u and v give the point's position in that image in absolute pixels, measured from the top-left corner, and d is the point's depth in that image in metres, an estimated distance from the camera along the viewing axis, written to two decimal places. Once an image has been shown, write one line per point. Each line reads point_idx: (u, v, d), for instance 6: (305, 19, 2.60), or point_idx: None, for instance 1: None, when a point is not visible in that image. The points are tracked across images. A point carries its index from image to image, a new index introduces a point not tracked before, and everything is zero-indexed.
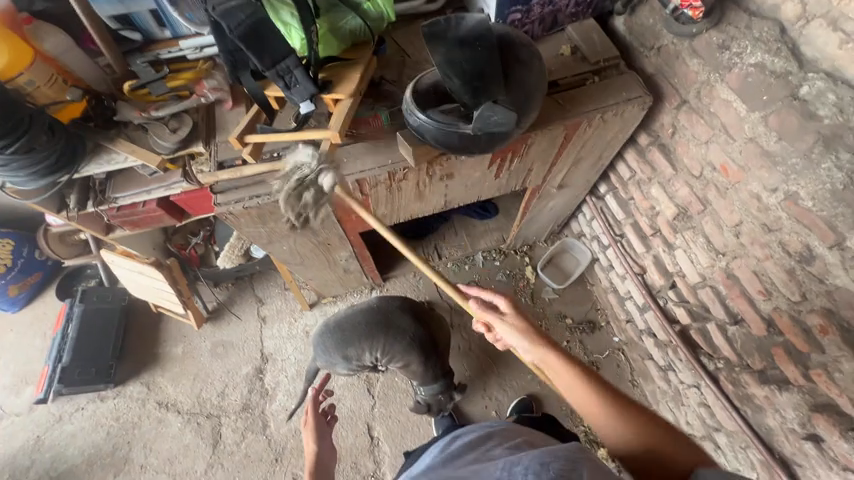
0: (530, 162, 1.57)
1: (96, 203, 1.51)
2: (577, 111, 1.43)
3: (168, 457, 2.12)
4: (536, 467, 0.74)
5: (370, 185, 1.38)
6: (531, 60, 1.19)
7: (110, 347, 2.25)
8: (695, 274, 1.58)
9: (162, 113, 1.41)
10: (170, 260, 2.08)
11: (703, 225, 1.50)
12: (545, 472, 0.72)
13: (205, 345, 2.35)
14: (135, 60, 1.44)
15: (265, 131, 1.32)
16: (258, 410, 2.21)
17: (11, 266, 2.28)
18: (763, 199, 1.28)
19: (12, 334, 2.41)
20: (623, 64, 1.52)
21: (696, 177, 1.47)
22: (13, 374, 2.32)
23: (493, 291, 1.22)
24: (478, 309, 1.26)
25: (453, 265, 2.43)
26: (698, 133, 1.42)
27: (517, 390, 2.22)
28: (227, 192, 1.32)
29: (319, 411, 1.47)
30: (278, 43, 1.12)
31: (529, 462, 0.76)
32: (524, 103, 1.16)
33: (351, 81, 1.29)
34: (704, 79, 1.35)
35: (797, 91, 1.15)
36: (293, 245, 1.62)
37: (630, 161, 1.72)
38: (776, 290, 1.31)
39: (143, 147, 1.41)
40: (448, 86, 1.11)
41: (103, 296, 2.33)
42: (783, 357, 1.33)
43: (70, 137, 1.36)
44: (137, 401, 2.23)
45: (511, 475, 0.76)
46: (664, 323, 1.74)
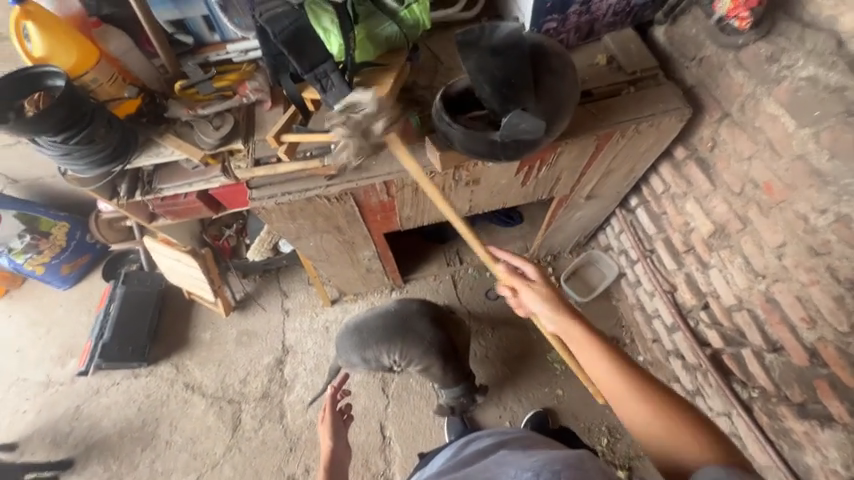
0: (557, 172, 1.55)
1: (143, 192, 1.63)
2: (611, 121, 1.40)
3: (191, 436, 2.22)
4: (545, 473, 0.75)
5: (397, 187, 1.41)
6: (564, 69, 1.17)
7: (146, 328, 2.40)
8: (730, 296, 1.51)
9: (207, 111, 1.49)
10: (205, 250, 2.19)
11: (741, 244, 1.42)
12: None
13: (231, 332, 2.46)
14: (187, 63, 1.56)
15: (300, 130, 1.37)
16: (277, 399, 2.28)
17: (64, 247, 2.50)
18: (811, 220, 1.19)
19: (60, 309, 2.62)
20: (662, 74, 1.48)
21: (736, 193, 1.40)
22: (60, 347, 2.51)
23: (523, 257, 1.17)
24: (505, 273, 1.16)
25: (474, 270, 2.53)
26: (740, 148, 1.35)
27: (532, 401, 2.18)
28: (261, 187, 1.38)
29: (336, 411, 1.49)
30: (317, 47, 1.17)
31: (540, 469, 0.76)
32: (555, 112, 1.13)
33: (384, 86, 1.32)
34: (749, 93, 1.28)
35: (853, 107, 1.06)
36: (320, 242, 1.68)
37: (664, 174, 1.68)
38: (821, 318, 1.21)
39: (188, 142, 1.50)
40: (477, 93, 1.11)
41: (142, 279, 2.48)
42: (826, 391, 1.24)
43: (126, 130, 1.47)
44: (166, 381, 2.36)
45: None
46: (694, 345, 1.66)
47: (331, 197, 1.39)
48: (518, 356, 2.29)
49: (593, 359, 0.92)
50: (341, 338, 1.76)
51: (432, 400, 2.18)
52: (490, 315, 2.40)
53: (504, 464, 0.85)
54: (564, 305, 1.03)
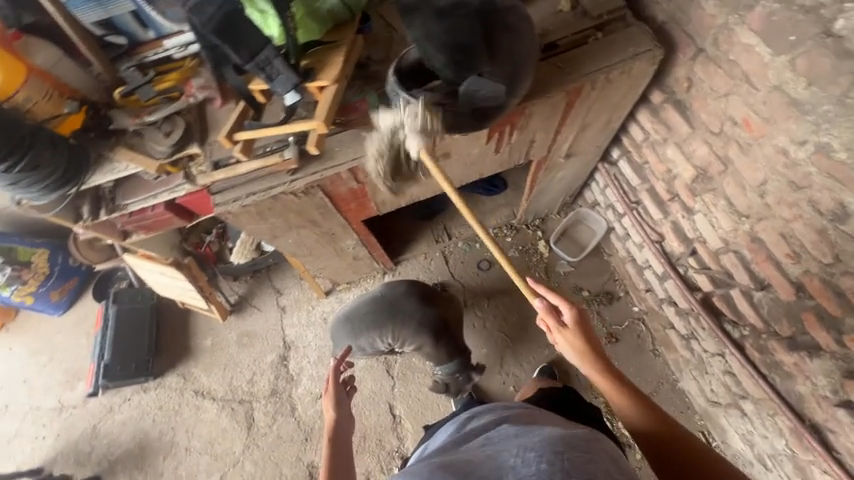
0: (531, 134, 1.49)
1: (108, 211, 1.57)
2: (580, 73, 1.32)
3: (208, 440, 2.28)
4: (547, 454, 0.79)
5: (365, 173, 1.36)
6: (518, 23, 1.05)
7: (145, 343, 2.40)
8: (716, 239, 1.50)
9: (154, 117, 1.39)
10: (188, 259, 2.14)
11: (724, 186, 1.39)
12: (559, 463, 0.76)
13: (232, 336, 2.48)
14: (123, 67, 1.44)
15: (253, 126, 1.26)
16: (286, 394, 2.33)
17: (49, 274, 2.46)
18: (791, 154, 1.11)
19: (59, 335, 2.62)
20: (630, 15, 1.38)
21: (716, 134, 1.34)
22: (66, 372, 2.53)
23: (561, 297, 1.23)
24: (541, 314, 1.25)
25: (464, 243, 2.52)
26: (717, 86, 1.27)
27: (533, 364, 2.23)
28: (224, 191, 1.32)
29: (339, 382, 1.51)
30: (252, 34, 1.09)
31: (543, 450, 0.80)
32: (514, 73, 1.05)
33: (334, 67, 1.23)
34: (721, 23, 1.18)
35: (830, 27, 0.97)
36: (298, 237, 1.64)
37: (643, 122, 1.63)
38: (806, 252, 1.18)
39: (141, 153, 1.40)
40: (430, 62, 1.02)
41: (133, 296, 2.46)
42: (814, 322, 1.24)
43: (74, 149, 1.39)
44: (176, 391, 2.39)
45: (523, 462, 0.78)
46: (685, 291, 1.68)
47: (297, 192, 1.33)
48: (516, 322, 2.32)
49: (616, 397, 1.13)
50: (336, 328, 1.78)
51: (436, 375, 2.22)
52: (485, 286, 2.41)
53: (506, 441, 0.87)
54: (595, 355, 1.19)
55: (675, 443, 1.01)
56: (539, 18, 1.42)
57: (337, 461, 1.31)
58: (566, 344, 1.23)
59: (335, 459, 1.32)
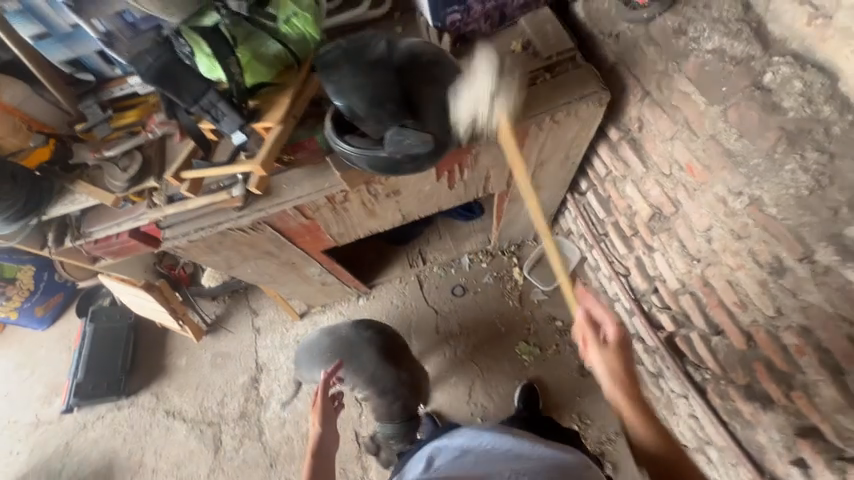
0: (486, 170, 1.49)
1: (73, 238, 1.60)
2: (525, 115, 1.32)
3: (176, 462, 2.28)
4: None
5: (313, 209, 1.37)
6: (450, 73, 1.07)
7: (120, 361, 2.42)
8: (674, 279, 1.46)
9: (112, 152, 1.43)
10: (160, 281, 2.18)
11: (677, 227, 1.35)
12: None
13: (206, 356, 2.49)
14: (88, 103, 1.49)
15: (200, 166, 1.29)
16: (254, 417, 2.32)
17: (34, 290, 2.50)
18: (729, 203, 1.07)
19: (43, 349, 2.65)
20: (581, 55, 1.38)
21: (667, 175, 1.32)
22: (44, 387, 2.55)
23: (610, 315, 1.12)
24: (582, 325, 1.14)
25: (439, 268, 2.49)
26: (663, 128, 1.25)
27: (503, 395, 2.18)
28: (174, 226, 1.34)
29: (328, 397, 1.46)
30: (193, 80, 1.14)
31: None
32: (440, 121, 1.06)
33: (279, 107, 1.27)
34: (662, 69, 1.18)
35: (759, 79, 0.96)
36: (257, 267, 1.65)
37: (604, 157, 1.62)
38: (751, 302, 1.14)
39: (100, 186, 1.45)
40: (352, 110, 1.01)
41: (111, 315, 2.49)
42: (763, 373, 1.18)
43: (37, 180, 1.43)
44: (148, 410, 2.40)
45: None
46: (649, 329, 1.64)
47: (245, 228, 1.35)
48: (488, 351, 2.28)
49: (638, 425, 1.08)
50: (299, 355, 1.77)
51: None
52: (458, 313, 2.38)
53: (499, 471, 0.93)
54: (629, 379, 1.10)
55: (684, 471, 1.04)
56: (491, 56, 1.42)
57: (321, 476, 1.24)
58: (600, 362, 1.12)
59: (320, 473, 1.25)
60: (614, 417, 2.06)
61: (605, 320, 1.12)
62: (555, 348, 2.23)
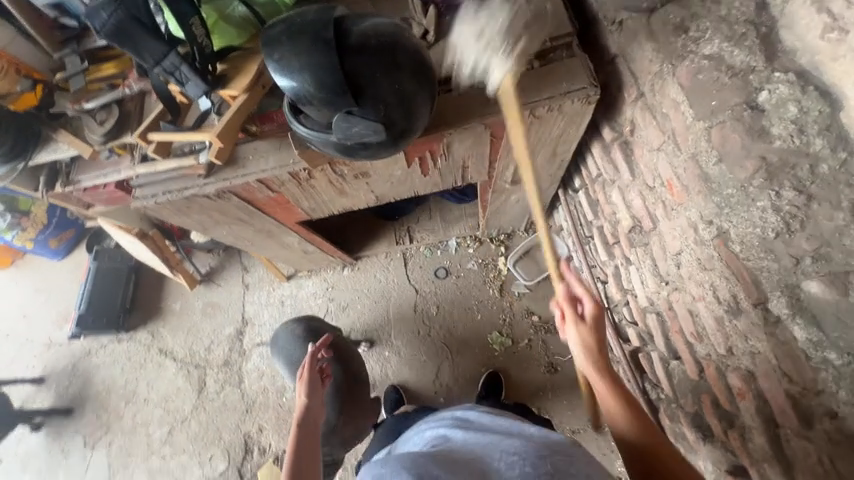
0: (464, 160, 1.41)
1: (63, 184, 1.56)
2: (503, 107, 1.22)
3: (164, 395, 2.44)
4: (532, 459, 0.79)
5: (277, 184, 1.36)
6: (410, 58, 1.01)
7: (121, 299, 2.57)
8: (644, 297, 1.39)
9: (91, 104, 1.44)
10: (154, 231, 2.27)
11: (653, 244, 1.27)
12: (544, 466, 0.78)
13: (198, 304, 2.61)
14: (72, 52, 1.49)
15: (167, 129, 1.29)
16: (237, 366, 2.45)
17: (47, 224, 2.54)
18: (699, 231, 0.99)
19: (59, 278, 2.72)
20: (578, 42, 1.25)
21: (649, 187, 1.22)
22: (58, 311, 2.66)
23: (587, 289, 0.99)
24: (561, 299, 1.00)
25: (426, 249, 2.46)
26: (651, 137, 1.14)
27: (469, 380, 2.22)
28: (143, 186, 1.36)
29: (315, 369, 1.35)
30: (152, 41, 1.09)
31: (526, 454, 0.81)
32: (396, 110, 1.01)
33: (245, 75, 1.22)
34: (657, 70, 1.05)
35: (754, 97, 0.85)
36: (232, 231, 1.68)
37: (596, 157, 1.50)
38: (707, 335, 1.07)
39: (82, 138, 1.48)
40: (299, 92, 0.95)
41: (114, 255, 2.63)
42: (707, 406, 1.14)
43: (22, 126, 1.45)
44: (143, 346, 2.55)
45: (508, 467, 0.79)
46: (615, 341, 1.60)
47: (210, 195, 1.36)
48: (462, 337, 2.29)
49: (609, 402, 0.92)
50: (279, 340, 1.88)
51: (373, 374, 2.30)
52: (438, 295, 2.38)
53: (487, 444, 0.86)
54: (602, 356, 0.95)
55: (655, 452, 0.85)
56: None
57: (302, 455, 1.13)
58: (578, 342, 0.97)
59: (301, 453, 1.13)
60: (573, 416, 2.08)
61: (585, 297, 0.99)
62: (527, 343, 2.23)
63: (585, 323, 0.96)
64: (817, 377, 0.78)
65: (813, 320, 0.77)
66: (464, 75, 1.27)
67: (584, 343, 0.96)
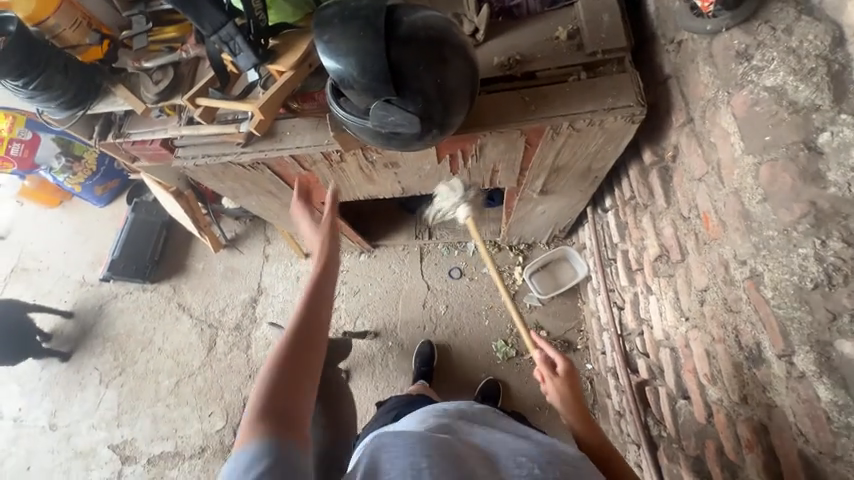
0: (494, 162, 1.40)
1: (115, 135, 1.65)
2: (543, 114, 1.20)
3: (176, 348, 2.57)
4: (541, 462, 0.81)
5: (310, 163, 1.40)
6: (456, 55, 1.02)
7: (151, 251, 2.71)
8: (661, 330, 1.34)
9: (149, 64, 1.52)
10: (189, 192, 2.38)
11: (678, 277, 1.22)
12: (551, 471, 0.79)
13: (219, 267, 2.71)
14: (137, 11, 1.58)
15: (214, 96, 1.34)
16: (246, 332, 2.55)
17: (95, 171, 2.69)
18: (730, 270, 0.95)
19: (98, 223, 2.90)
20: (631, 58, 1.22)
21: (684, 217, 1.17)
22: (93, 253, 2.83)
23: (556, 349, 1.26)
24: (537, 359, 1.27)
25: (444, 246, 2.47)
26: (693, 167, 1.09)
27: (467, 384, 2.21)
28: (185, 147, 1.43)
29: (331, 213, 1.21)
30: (214, 10, 1.15)
31: (538, 458, 0.82)
32: (436, 104, 1.01)
33: (295, 53, 1.26)
34: (711, 97, 1.01)
35: (812, 139, 0.79)
36: (261, 202, 1.74)
37: (632, 179, 1.45)
38: (722, 380, 1.03)
39: (137, 94, 1.56)
40: (343, 74, 0.96)
41: (151, 209, 2.77)
42: (711, 452, 1.09)
43: (84, 78, 1.53)
44: (165, 298, 2.69)
45: (516, 464, 0.80)
46: (623, 369, 1.54)
47: (246, 165, 1.41)
48: (466, 340, 2.29)
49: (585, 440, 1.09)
50: None
51: (374, 362, 2.32)
52: (449, 294, 2.37)
53: (493, 444, 0.87)
54: (575, 402, 1.16)
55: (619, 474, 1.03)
56: (529, 40, 1.28)
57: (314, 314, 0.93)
58: (554, 393, 1.20)
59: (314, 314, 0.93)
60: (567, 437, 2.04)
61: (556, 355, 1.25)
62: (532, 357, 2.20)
63: (557, 376, 1.21)
64: (836, 442, 0.73)
65: (842, 383, 0.72)
66: (507, 78, 1.26)
67: (559, 393, 1.19)
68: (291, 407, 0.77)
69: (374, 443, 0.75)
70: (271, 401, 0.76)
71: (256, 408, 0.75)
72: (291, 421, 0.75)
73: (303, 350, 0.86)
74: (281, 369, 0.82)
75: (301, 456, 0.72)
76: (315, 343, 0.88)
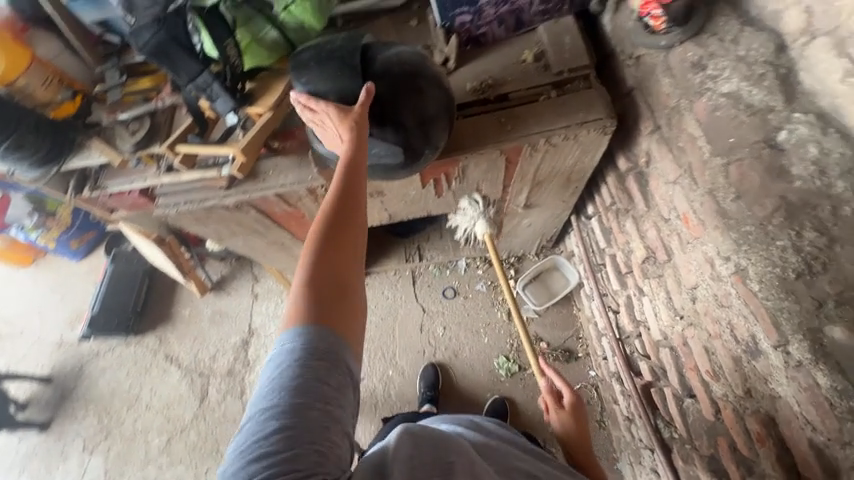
0: (477, 181, 1.43)
1: (91, 189, 1.61)
2: (519, 133, 1.25)
3: (166, 402, 2.44)
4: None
5: (295, 199, 1.39)
6: (430, 85, 1.05)
7: (133, 303, 2.60)
8: (658, 330, 1.36)
9: (125, 115, 1.52)
10: (171, 238, 2.32)
11: (667, 277, 1.25)
12: None
13: (207, 311, 2.63)
14: (110, 65, 1.60)
15: (193, 141, 1.35)
16: (240, 377, 2.45)
17: (70, 225, 2.61)
18: (716, 266, 0.97)
19: (75, 279, 2.78)
20: (595, 75, 1.28)
21: (665, 219, 1.21)
22: (71, 311, 2.71)
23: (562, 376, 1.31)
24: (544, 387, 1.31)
25: (435, 267, 2.46)
26: (667, 170, 1.14)
27: (473, 405, 2.17)
28: (167, 195, 1.41)
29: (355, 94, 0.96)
30: (188, 61, 1.17)
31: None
32: (416, 133, 1.04)
33: (272, 94, 1.29)
34: (674, 105, 1.08)
35: (773, 136, 0.88)
36: (247, 242, 1.71)
37: (611, 185, 1.49)
38: (723, 374, 1.04)
39: (112, 146, 1.53)
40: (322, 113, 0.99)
41: (131, 259, 2.68)
42: (724, 450, 1.09)
43: (57, 134, 1.49)
44: (151, 351, 2.57)
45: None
46: (626, 373, 1.54)
47: (229, 207, 1.39)
48: (467, 361, 2.25)
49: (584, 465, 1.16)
50: None
51: (376, 393, 2.25)
52: (445, 315, 2.35)
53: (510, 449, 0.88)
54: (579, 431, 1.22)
55: None
56: (498, 65, 1.34)
57: (347, 213, 0.79)
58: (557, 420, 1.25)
59: (347, 213, 0.79)
60: None
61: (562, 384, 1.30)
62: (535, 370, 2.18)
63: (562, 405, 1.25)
64: (842, 428, 0.75)
65: (838, 368, 0.74)
66: (481, 102, 1.30)
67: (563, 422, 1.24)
68: (330, 308, 0.68)
69: (405, 426, 0.68)
70: (309, 302, 0.68)
71: (293, 308, 0.68)
72: (332, 322, 0.67)
73: (338, 250, 0.75)
74: (315, 273, 0.72)
75: (345, 363, 0.66)
76: (349, 245, 0.77)
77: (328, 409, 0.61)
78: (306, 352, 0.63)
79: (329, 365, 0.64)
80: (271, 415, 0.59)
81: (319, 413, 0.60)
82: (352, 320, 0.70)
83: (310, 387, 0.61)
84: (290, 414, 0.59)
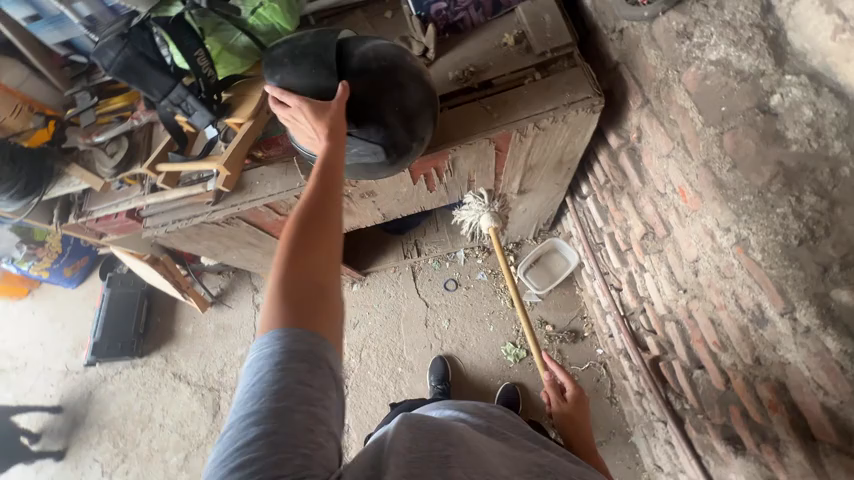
0: (469, 172, 1.40)
1: (77, 215, 1.58)
2: (507, 119, 1.22)
3: (180, 420, 2.43)
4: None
5: (285, 207, 1.36)
6: (411, 78, 1.02)
7: (135, 324, 2.58)
8: (662, 305, 1.35)
9: (101, 137, 1.46)
10: (164, 256, 2.29)
11: (667, 251, 1.24)
12: None
13: (210, 326, 2.61)
14: (79, 87, 1.55)
15: (175, 159, 1.31)
16: None
17: (62, 253, 2.57)
18: (717, 238, 0.96)
19: (73, 306, 2.75)
20: (579, 52, 1.25)
21: (661, 194, 1.19)
22: (73, 339, 2.68)
23: (561, 367, 1.38)
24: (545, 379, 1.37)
25: (434, 260, 2.45)
26: (660, 144, 1.12)
27: (485, 394, 2.17)
28: (154, 216, 1.38)
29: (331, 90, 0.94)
30: (160, 76, 1.13)
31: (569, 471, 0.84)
32: (401, 129, 1.02)
33: (250, 102, 1.26)
34: (662, 77, 1.05)
35: (764, 101, 0.85)
36: (242, 255, 1.69)
37: (603, 163, 1.47)
38: (731, 344, 1.04)
39: (92, 170, 1.50)
40: None
41: (127, 281, 2.65)
42: (737, 418, 1.09)
43: (34, 161, 1.45)
44: (158, 371, 2.56)
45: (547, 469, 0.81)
46: (633, 350, 1.55)
47: (219, 222, 1.36)
48: (475, 350, 2.26)
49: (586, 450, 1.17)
50: None
51: (387, 391, 2.26)
52: (448, 307, 2.35)
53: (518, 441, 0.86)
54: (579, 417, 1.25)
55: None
56: (479, 51, 1.31)
57: (323, 212, 0.77)
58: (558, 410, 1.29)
59: (323, 211, 0.77)
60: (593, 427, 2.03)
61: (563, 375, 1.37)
62: None
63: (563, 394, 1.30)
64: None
65: (847, 331, 0.74)
66: (465, 91, 1.27)
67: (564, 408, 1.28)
68: (309, 308, 0.65)
69: (405, 414, 0.67)
70: (285, 303, 0.65)
71: (269, 311, 0.64)
72: (312, 322, 0.64)
73: (317, 249, 0.73)
74: (290, 275, 0.69)
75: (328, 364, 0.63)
76: (326, 244, 0.74)
77: (313, 412, 0.58)
78: (286, 355, 0.60)
79: (310, 366, 0.60)
80: (251, 421, 0.55)
81: (300, 419, 0.56)
82: (332, 318, 0.67)
83: (291, 389, 0.57)
84: (271, 418, 0.55)
